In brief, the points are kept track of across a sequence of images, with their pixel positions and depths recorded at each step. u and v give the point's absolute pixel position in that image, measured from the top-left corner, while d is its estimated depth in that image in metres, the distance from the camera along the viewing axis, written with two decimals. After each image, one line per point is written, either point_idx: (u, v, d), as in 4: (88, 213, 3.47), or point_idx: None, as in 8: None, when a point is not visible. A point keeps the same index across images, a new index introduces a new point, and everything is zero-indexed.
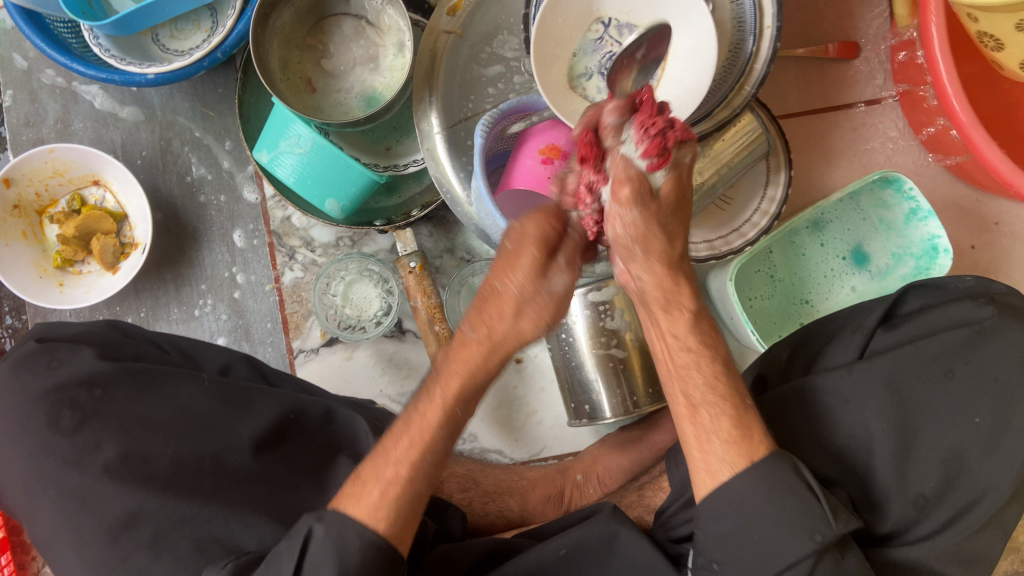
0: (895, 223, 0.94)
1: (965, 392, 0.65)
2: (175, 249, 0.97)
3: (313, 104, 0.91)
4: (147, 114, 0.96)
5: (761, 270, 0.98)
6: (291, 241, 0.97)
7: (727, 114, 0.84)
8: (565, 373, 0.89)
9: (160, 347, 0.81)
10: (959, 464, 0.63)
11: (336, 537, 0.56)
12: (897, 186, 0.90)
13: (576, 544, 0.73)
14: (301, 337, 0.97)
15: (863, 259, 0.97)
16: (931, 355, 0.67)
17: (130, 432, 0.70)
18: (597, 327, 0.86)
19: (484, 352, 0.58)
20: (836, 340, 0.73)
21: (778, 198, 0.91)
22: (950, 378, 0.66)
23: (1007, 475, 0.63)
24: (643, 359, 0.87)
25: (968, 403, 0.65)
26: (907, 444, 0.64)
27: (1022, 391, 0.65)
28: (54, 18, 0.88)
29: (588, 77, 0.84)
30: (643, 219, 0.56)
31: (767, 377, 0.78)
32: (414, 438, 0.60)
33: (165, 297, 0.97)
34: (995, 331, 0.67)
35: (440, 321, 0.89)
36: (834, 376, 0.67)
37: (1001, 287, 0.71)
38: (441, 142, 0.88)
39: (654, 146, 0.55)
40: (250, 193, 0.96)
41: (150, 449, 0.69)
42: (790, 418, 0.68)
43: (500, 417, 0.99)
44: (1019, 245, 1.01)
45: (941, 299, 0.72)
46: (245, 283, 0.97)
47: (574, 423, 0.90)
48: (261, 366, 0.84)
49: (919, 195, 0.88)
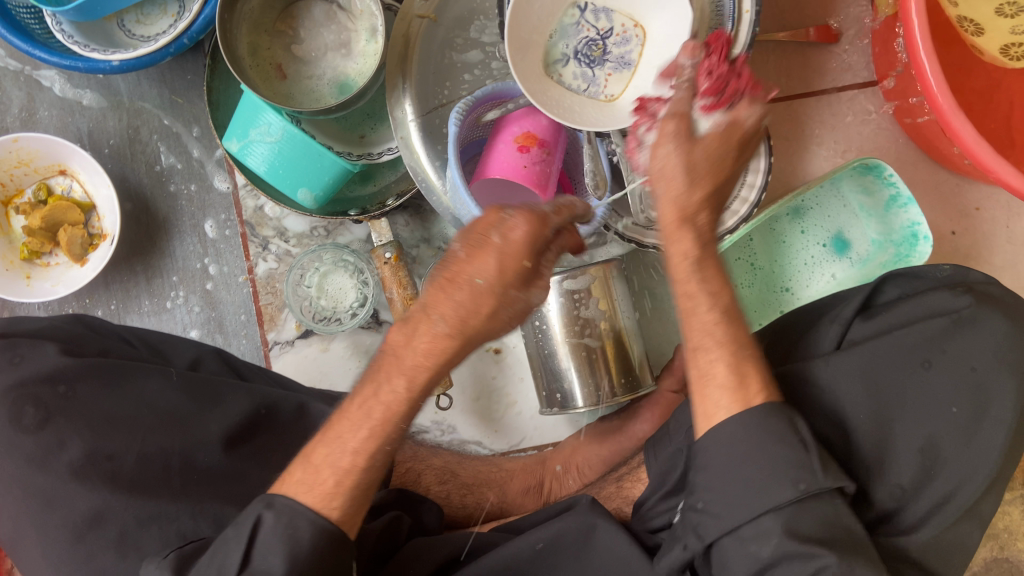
0: (875, 209, 0.93)
1: (944, 383, 0.64)
2: (145, 240, 0.95)
3: (284, 91, 0.89)
4: (114, 102, 0.94)
5: (742, 258, 0.98)
6: (263, 231, 0.95)
7: None
8: (539, 362, 0.88)
9: (128, 341, 0.79)
10: (937, 454, 0.63)
11: (287, 526, 0.56)
12: (878, 172, 0.89)
13: (553, 538, 0.73)
14: (276, 329, 0.95)
15: (843, 246, 0.97)
16: (908, 345, 0.66)
17: (96, 428, 0.68)
18: (573, 316, 0.85)
19: (454, 348, 0.57)
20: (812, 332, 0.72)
21: (758, 185, 0.90)
22: (928, 369, 0.65)
23: (985, 465, 0.63)
24: (619, 349, 0.86)
25: (946, 395, 0.64)
26: (884, 435, 0.63)
27: (999, 379, 0.64)
28: (14, 3, 0.85)
29: (564, 63, 0.82)
30: (678, 153, 0.60)
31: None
32: (368, 424, 0.58)
33: (135, 289, 0.95)
34: (974, 320, 0.66)
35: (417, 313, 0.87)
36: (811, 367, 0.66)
37: (978, 275, 0.71)
38: (415, 130, 0.86)
39: (711, 87, 0.62)
40: (221, 182, 0.95)
41: (116, 446, 0.68)
42: None
43: (479, 409, 0.98)
44: (998, 231, 1.00)
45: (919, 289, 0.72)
46: (217, 274, 0.95)
47: (546, 412, 0.89)
48: (231, 359, 0.82)
49: (899, 181, 0.87)
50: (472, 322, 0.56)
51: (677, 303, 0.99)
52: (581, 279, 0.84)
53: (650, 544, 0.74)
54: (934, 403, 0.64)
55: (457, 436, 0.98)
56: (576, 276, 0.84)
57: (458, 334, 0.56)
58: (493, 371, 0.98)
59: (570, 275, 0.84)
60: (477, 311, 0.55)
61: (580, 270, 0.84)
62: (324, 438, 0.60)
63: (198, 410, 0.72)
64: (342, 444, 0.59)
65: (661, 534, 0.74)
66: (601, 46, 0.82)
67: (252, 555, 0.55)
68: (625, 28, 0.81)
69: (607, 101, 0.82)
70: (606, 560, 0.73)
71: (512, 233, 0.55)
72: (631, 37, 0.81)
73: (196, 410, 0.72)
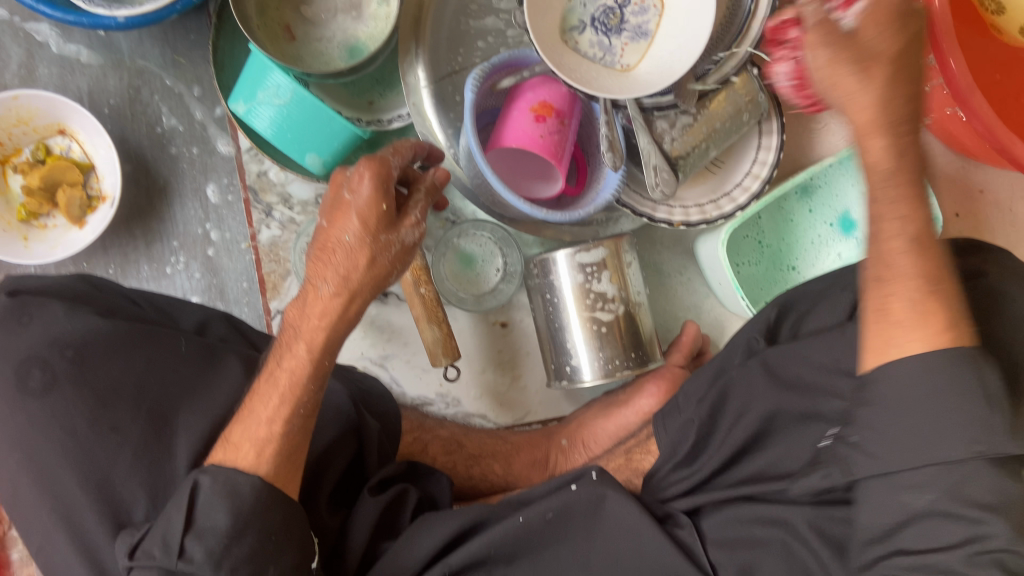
0: None
1: None
2: (146, 203, 0.92)
3: (292, 53, 0.86)
4: (114, 60, 0.91)
5: (750, 236, 0.96)
6: (267, 197, 0.93)
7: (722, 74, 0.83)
8: (548, 335, 0.88)
9: (135, 302, 0.77)
10: None
11: (223, 484, 0.60)
12: None
13: (563, 507, 0.73)
14: (279, 297, 0.93)
15: (850, 225, 0.97)
16: None
17: (101, 398, 0.66)
18: (585, 289, 0.84)
19: (341, 302, 0.62)
20: (826, 302, 0.74)
21: (770, 162, 0.89)
22: None
23: None
24: (629, 323, 0.86)
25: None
26: None
27: None
28: None
29: (581, 30, 0.80)
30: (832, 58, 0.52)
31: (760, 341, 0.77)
32: (278, 393, 0.63)
33: (135, 253, 0.92)
34: None
35: (426, 283, 0.87)
36: (828, 337, 0.68)
37: None
38: (428, 97, 0.85)
39: None
40: (224, 146, 0.92)
41: (120, 416, 0.66)
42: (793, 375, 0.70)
43: (484, 382, 0.97)
44: (1001, 212, 1.01)
45: (932, 261, 0.72)
46: (219, 240, 0.93)
47: (554, 386, 0.88)
48: (240, 325, 0.80)
49: (910, 160, 0.87)
50: (355, 279, 0.62)
51: (683, 279, 0.99)
52: (594, 252, 0.84)
53: (660, 515, 0.74)
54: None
55: (462, 409, 0.97)
56: (590, 250, 0.84)
57: (343, 291, 0.62)
58: (499, 344, 0.97)
59: (583, 248, 0.84)
60: (357, 266, 0.62)
61: (593, 243, 0.84)
62: (239, 418, 0.64)
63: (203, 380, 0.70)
64: (256, 417, 0.62)
65: (672, 503, 0.75)
66: (619, 15, 0.81)
67: (195, 514, 0.58)
68: None
69: (623, 71, 0.80)
70: (616, 530, 0.73)
71: (363, 186, 0.61)
72: (649, 6, 0.80)
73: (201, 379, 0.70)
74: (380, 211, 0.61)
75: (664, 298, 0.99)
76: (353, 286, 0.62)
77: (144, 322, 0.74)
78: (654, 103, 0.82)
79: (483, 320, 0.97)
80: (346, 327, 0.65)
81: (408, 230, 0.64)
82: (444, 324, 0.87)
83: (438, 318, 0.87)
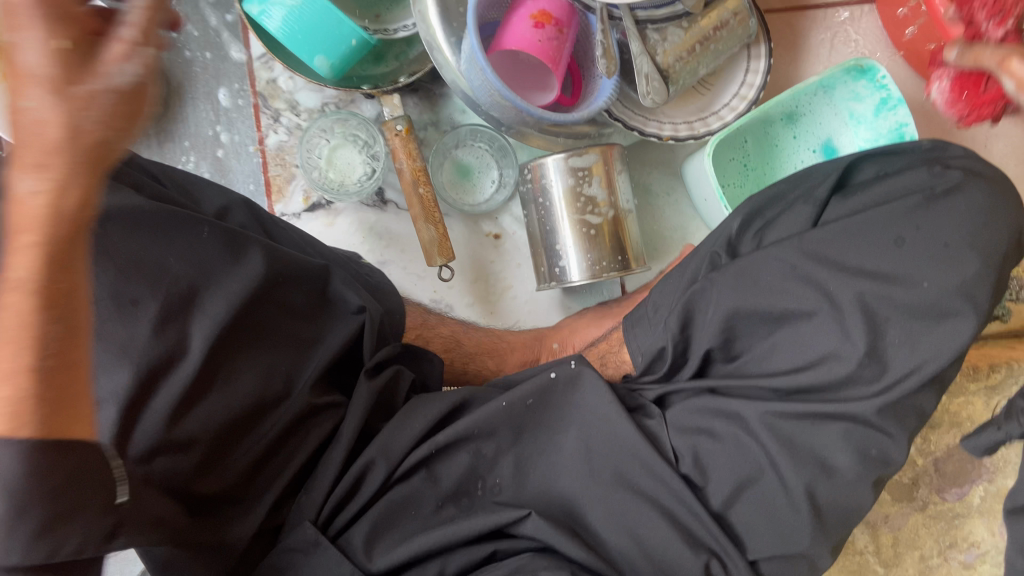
0: (864, 115, 0.97)
1: (915, 259, 0.67)
2: (159, 103, 0.96)
3: None
4: None
5: (735, 158, 1.00)
6: (276, 103, 0.98)
7: None
8: (540, 238, 0.92)
9: (156, 179, 0.73)
10: (909, 336, 0.66)
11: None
12: (870, 75, 0.92)
13: (542, 392, 0.74)
14: (284, 202, 0.98)
15: (832, 151, 1.01)
16: (881, 222, 0.68)
17: (121, 272, 0.63)
18: (576, 192, 0.88)
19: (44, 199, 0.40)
20: (788, 209, 0.75)
21: (757, 84, 0.94)
22: (901, 246, 0.67)
23: (952, 343, 0.66)
24: (617, 227, 0.90)
25: (919, 267, 0.66)
26: (868, 312, 0.66)
27: (969, 252, 0.66)
28: None
29: None
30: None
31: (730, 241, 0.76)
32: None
33: (146, 151, 0.96)
34: (947, 195, 0.68)
35: (424, 184, 0.91)
36: (787, 244, 0.70)
37: (956, 153, 0.73)
38: (432, 5, 0.88)
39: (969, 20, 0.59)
40: (237, 52, 0.97)
41: (140, 290, 0.63)
42: (758, 276, 0.71)
43: (477, 291, 1.02)
44: (979, 149, 1.05)
45: (894, 169, 0.74)
46: (228, 142, 0.97)
47: (544, 287, 0.93)
48: (259, 211, 0.79)
49: (891, 83, 0.91)
50: (58, 162, 0.40)
51: (671, 200, 1.03)
52: (586, 158, 0.88)
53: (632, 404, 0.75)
54: (907, 276, 0.66)
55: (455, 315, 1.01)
56: (582, 155, 0.88)
57: (37, 174, 0.40)
58: (492, 254, 1.01)
59: (575, 153, 0.88)
60: (47, 146, 0.39)
61: (585, 149, 0.88)
62: None
63: (224, 262, 0.67)
64: None
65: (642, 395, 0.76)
66: None
67: None
68: None
69: None
70: (589, 415, 0.73)
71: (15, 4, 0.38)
72: None
73: (222, 262, 0.67)
74: (59, 45, 0.39)
75: (652, 219, 1.04)
76: (57, 161, 0.39)
77: (169, 200, 0.70)
78: (648, 16, 0.86)
79: (477, 231, 1.01)
80: (78, 238, 0.42)
81: (111, 66, 0.39)
82: (440, 226, 0.91)
83: (435, 218, 0.91)
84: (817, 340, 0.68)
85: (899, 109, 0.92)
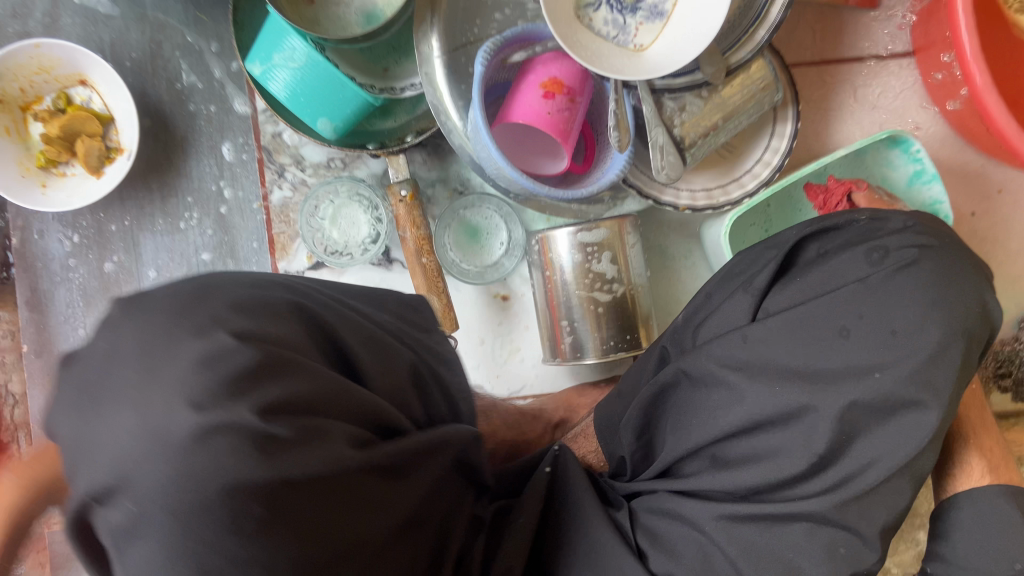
0: (895, 184, 0.91)
1: (863, 350, 0.60)
2: (162, 157, 0.94)
3: (310, 17, 0.87)
4: (137, 14, 0.92)
5: (756, 223, 0.95)
6: (281, 158, 0.95)
7: (737, 59, 0.81)
8: (546, 311, 0.89)
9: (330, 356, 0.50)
10: (863, 435, 0.60)
11: None
12: (903, 147, 0.87)
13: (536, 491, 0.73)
14: (288, 259, 0.96)
15: None
16: (823, 317, 0.62)
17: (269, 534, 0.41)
18: (585, 269, 0.85)
19: None
20: (721, 307, 0.69)
21: (782, 149, 0.89)
22: (845, 338, 0.61)
23: (913, 441, 0.59)
24: (627, 305, 0.86)
25: (869, 360, 0.60)
26: (812, 409, 0.60)
27: (922, 332, 0.59)
28: None
29: (596, 8, 0.79)
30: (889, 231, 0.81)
31: (669, 351, 0.73)
32: None
33: (150, 207, 0.95)
34: (887, 280, 0.62)
35: (428, 253, 0.88)
36: (728, 343, 0.65)
37: (899, 218, 0.66)
38: (440, 67, 0.85)
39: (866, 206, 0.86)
40: (241, 105, 0.94)
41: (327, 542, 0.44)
42: (699, 382, 0.67)
43: (483, 353, 0.99)
44: (1019, 213, 0.99)
45: (840, 244, 0.66)
46: (232, 198, 0.95)
47: (550, 362, 0.89)
48: (423, 365, 0.60)
49: (926, 157, 0.86)
50: None
51: (688, 263, 0.99)
52: (595, 233, 0.84)
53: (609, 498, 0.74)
54: (860, 368, 0.60)
55: None
56: (591, 229, 0.84)
57: None
58: (499, 317, 0.98)
59: (585, 228, 0.85)
60: None
61: (595, 223, 0.85)
62: None
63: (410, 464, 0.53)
64: None
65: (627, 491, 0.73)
66: None
67: None
68: None
69: (636, 51, 0.79)
70: (570, 519, 0.70)
71: None
72: None
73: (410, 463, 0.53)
74: None
75: (668, 282, 1.00)
76: None
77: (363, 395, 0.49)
78: (665, 84, 0.82)
79: (485, 293, 0.98)
80: None
81: None
82: (443, 295, 0.88)
83: (438, 288, 0.88)
84: (773, 442, 0.62)
85: (929, 179, 0.87)
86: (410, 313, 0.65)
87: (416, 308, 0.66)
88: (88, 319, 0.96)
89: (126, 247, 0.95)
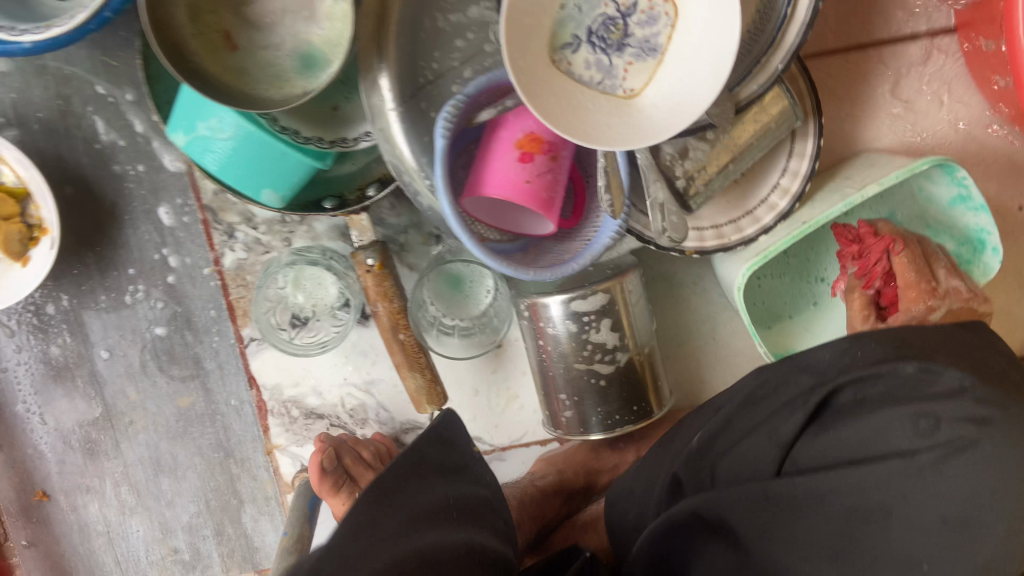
0: (935, 202, 0.79)
1: (901, 539, 0.52)
2: (94, 227, 0.83)
3: (235, 66, 0.73)
4: (35, 66, 0.78)
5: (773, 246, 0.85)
6: (228, 217, 0.83)
7: (745, 95, 0.67)
8: (542, 379, 0.80)
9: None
10: None
11: None
12: (948, 170, 0.74)
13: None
14: (252, 325, 0.86)
15: None
16: (855, 491, 0.53)
17: None
18: (581, 340, 0.75)
19: None
20: (745, 442, 0.60)
21: (802, 175, 0.76)
22: (886, 518, 0.52)
23: None
24: (632, 372, 0.77)
25: (916, 553, 0.51)
26: None
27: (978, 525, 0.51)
28: None
29: (575, 48, 0.65)
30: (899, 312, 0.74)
31: (686, 481, 0.63)
32: None
33: (89, 282, 0.84)
34: (942, 464, 0.52)
35: (405, 328, 0.78)
36: (749, 498, 0.56)
37: (950, 363, 0.55)
38: (396, 121, 0.71)
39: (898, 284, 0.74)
40: (174, 161, 0.81)
41: None
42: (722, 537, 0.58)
43: (478, 404, 0.90)
44: None
45: (880, 395, 0.55)
46: (179, 266, 0.84)
47: (552, 432, 0.81)
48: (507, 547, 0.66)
49: (972, 183, 0.74)
50: None
51: (698, 290, 0.89)
52: (592, 300, 0.74)
53: None
54: (903, 558, 0.52)
55: None
56: (587, 297, 0.74)
57: None
58: (491, 366, 0.89)
59: (578, 296, 0.74)
60: None
61: (591, 289, 0.74)
62: None
63: None
64: None
65: None
66: (622, 26, 0.65)
67: None
68: (652, 4, 0.64)
69: (626, 98, 0.66)
70: None
71: None
72: (659, 15, 0.64)
73: None
74: None
75: (676, 311, 0.89)
76: None
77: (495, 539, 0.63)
78: None
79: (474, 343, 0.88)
80: None
81: None
82: (428, 371, 0.79)
83: (421, 364, 0.79)
84: None
85: (973, 206, 0.76)
86: (451, 452, 0.71)
87: (451, 442, 0.72)
88: (45, 405, 0.88)
89: (72, 328, 0.85)
